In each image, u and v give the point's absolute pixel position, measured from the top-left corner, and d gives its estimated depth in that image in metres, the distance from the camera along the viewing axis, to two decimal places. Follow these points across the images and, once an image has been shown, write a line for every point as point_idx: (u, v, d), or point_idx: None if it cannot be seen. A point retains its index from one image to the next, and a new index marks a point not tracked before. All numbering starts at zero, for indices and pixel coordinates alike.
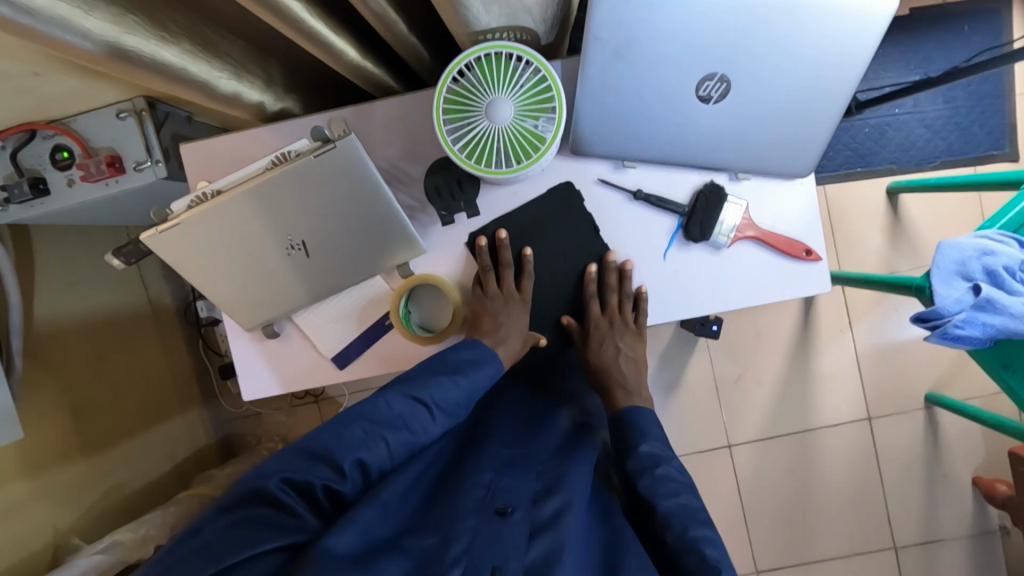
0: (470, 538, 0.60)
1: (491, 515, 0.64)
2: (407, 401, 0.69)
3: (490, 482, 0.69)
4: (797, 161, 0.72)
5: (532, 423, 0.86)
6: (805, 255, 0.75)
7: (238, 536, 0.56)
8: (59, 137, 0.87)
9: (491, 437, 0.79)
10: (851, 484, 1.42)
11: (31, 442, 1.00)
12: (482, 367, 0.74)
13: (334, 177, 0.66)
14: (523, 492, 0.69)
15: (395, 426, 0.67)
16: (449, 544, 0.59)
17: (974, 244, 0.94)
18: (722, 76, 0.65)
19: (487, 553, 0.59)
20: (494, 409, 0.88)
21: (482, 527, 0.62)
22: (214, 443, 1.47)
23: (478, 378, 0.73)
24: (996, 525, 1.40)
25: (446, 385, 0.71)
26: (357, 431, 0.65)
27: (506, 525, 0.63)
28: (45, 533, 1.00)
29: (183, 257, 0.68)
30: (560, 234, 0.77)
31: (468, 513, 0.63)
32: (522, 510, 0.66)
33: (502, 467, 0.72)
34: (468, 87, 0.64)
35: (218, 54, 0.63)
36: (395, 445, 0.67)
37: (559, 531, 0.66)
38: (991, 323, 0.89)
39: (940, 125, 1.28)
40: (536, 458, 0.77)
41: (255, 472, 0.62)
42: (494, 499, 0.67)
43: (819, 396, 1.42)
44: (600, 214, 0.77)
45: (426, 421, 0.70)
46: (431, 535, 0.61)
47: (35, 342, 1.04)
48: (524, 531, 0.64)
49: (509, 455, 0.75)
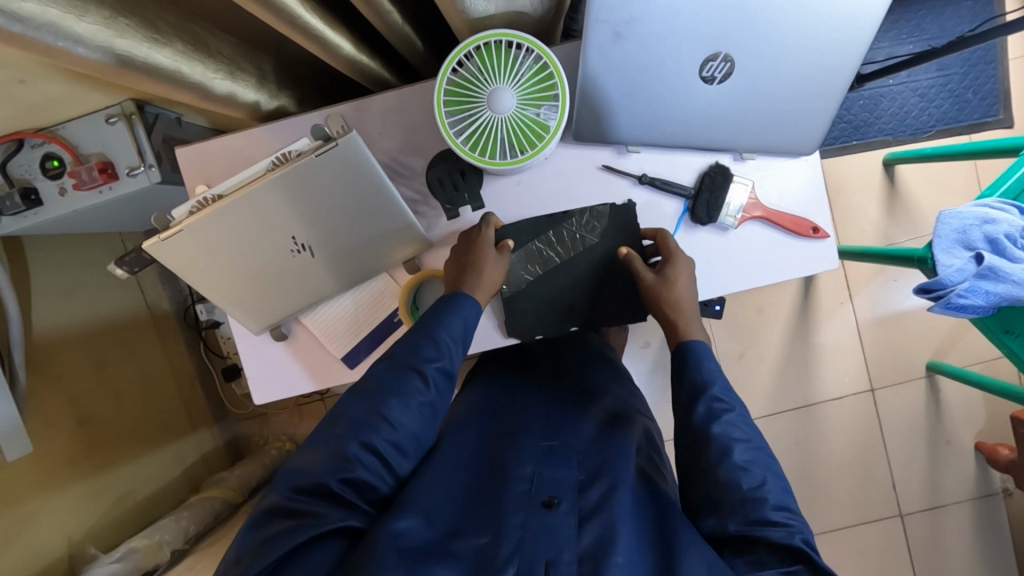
0: (519, 534, 0.60)
1: (538, 508, 0.63)
2: (394, 369, 0.67)
3: (533, 474, 0.68)
4: (800, 138, 0.72)
5: (561, 412, 0.83)
6: (812, 232, 0.75)
7: (276, 542, 0.56)
8: (48, 145, 0.85)
9: (528, 431, 0.78)
10: (855, 454, 1.44)
11: (40, 456, 1.00)
12: (455, 307, 0.70)
13: (338, 175, 0.66)
14: (566, 481, 0.67)
15: (387, 396, 0.65)
16: (498, 545, 0.60)
17: (975, 213, 0.94)
18: (726, 55, 0.64)
19: (538, 546, 0.59)
20: (523, 395, 0.88)
21: (530, 520, 0.61)
22: (222, 445, 1.47)
23: (456, 322, 0.70)
24: (998, 487, 1.43)
25: (428, 344, 0.68)
26: (351, 415, 0.64)
27: (554, 516, 0.62)
28: (59, 544, 1.00)
29: (185, 264, 0.67)
30: (604, 246, 0.75)
31: (514, 508, 0.63)
32: (568, 501, 0.64)
33: (542, 458, 0.70)
34: (469, 77, 0.63)
35: (211, 54, 0.62)
36: (398, 416, 0.65)
37: (609, 512, 0.63)
38: (993, 291, 0.90)
39: (934, 94, 1.28)
40: (578, 446, 0.74)
41: (271, 484, 0.62)
42: (539, 491, 0.65)
43: (821, 369, 1.43)
44: (608, 201, 0.76)
45: (419, 387, 0.67)
46: (481, 535, 0.62)
47: (34, 353, 1.03)
48: (573, 521, 0.62)
49: (548, 447, 0.73)
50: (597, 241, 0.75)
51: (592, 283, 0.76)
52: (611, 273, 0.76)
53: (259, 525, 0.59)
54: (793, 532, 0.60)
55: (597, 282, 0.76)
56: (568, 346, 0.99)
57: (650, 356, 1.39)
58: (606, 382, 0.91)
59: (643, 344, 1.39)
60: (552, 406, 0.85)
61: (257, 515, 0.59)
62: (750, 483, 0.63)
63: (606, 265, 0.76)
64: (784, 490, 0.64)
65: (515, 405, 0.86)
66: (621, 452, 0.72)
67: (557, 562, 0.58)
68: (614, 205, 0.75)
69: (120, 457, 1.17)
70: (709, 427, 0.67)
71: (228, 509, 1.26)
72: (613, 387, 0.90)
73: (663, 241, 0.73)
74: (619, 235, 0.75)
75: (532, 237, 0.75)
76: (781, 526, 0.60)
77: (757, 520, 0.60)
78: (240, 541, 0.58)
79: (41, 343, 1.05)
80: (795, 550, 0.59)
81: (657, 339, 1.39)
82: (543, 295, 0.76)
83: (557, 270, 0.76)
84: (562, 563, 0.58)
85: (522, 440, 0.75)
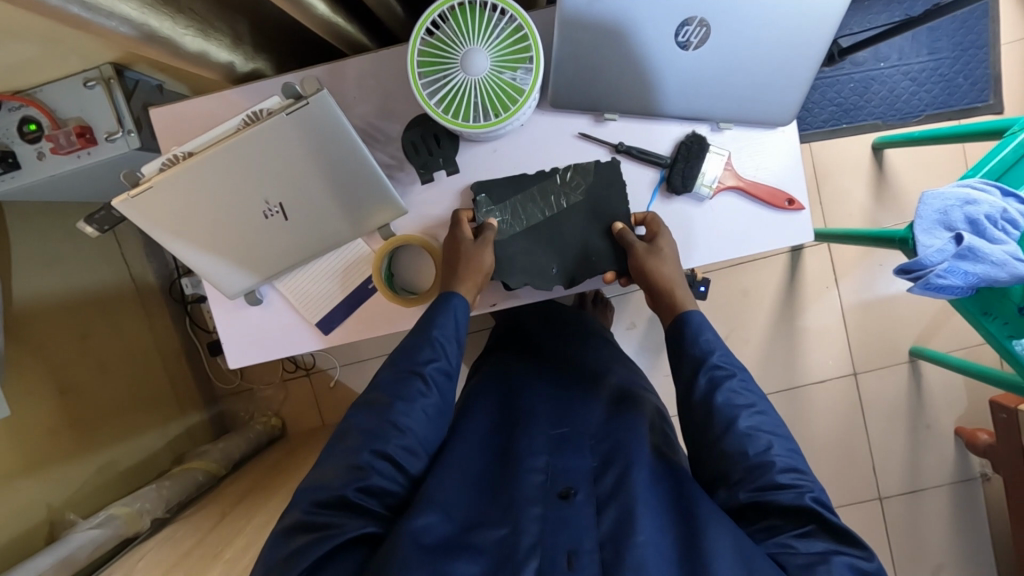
0: (539, 526, 0.60)
1: (554, 501, 0.63)
2: (398, 375, 0.67)
3: (547, 466, 0.67)
4: (776, 109, 0.72)
5: (567, 396, 0.81)
6: (787, 205, 0.75)
7: (301, 558, 0.56)
8: (26, 109, 0.83)
9: (537, 416, 0.76)
10: (839, 437, 1.45)
11: (18, 423, 0.99)
12: (448, 306, 0.70)
13: (310, 136, 0.65)
14: (582, 470, 0.67)
15: (393, 402, 0.65)
16: (519, 536, 0.59)
17: (957, 193, 0.93)
18: (701, 19, 0.64)
19: (560, 538, 0.59)
20: (527, 382, 0.85)
21: (549, 514, 0.61)
22: (207, 417, 1.48)
23: (447, 324, 0.70)
24: (977, 471, 1.44)
25: (424, 347, 0.69)
26: (360, 427, 0.64)
27: (571, 508, 0.62)
28: (40, 510, 1.00)
29: (156, 222, 0.67)
30: (586, 205, 0.75)
31: (531, 502, 0.62)
32: (584, 489, 0.64)
33: (555, 448, 0.70)
34: (444, 39, 0.62)
35: (181, 10, 0.62)
36: (407, 421, 0.65)
37: (626, 497, 0.61)
38: (972, 272, 0.90)
39: (925, 78, 1.26)
40: (588, 431, 0.73)
41: (290, 502, 0.61)
42: (556, 483, 0.65)
43: (806, 352, 1.44)
44: (594, 158, 0.76)
45: (422, 391, 0.67)
46: (501, 527, 0.61)
47: (17, 319, 1.02)
48: (591, 509, 0.62)
49: (559, 434, 0.73)
50: (582, 200, 0.75)
51: (575, 243, 0.75)
52: (594, 230, 0.75)
53: (281, 542, 0.58)
54: (803, 492, 0.60)
55: (580, 241, 0.75)
56: (567, 327, 0.99)
57: (637, 337, 1.38)
58: (606, 360, 0.91)
59: (629, 325, 1.38)
60: (558, 391, 0.83)
61: (278, 533, 0.59)
62: (756, 449, 0.62)
63: (588, 223, 0.75)
64: (792, 451, 0.64)
65: (518, 391, 0.83)
66: (634, 430, 0.71)
67: (579, 553, 0.58)
68: (599, 162, 0.75)
69: (102, 427, 1.17)
70: (712, 398, 0.66)
71: (211, 481, 1.26)
72: (613, 364, 0.89)
73: (653, 222, 0.74)
74: (611, 193, 0.75)
75: (513, 193, 0.75)
76: (790, 487, 0.60)
77: (766, 485, 0.60)
78: (265, 559, 0.58)
79: (22, 310, 1.04)
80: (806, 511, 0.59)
81: (641, 319, 1.37)
82: (524, 250, 0.75)
83: (541, 226, 0.74)
84: (583, 553, 0.58)
85: (531, 425, 0.74)
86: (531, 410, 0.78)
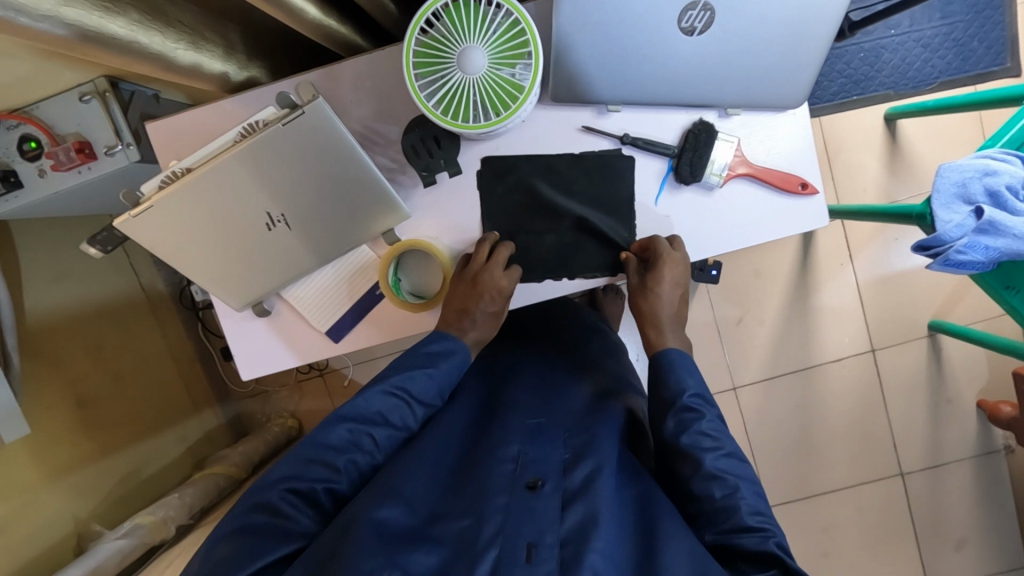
0: (502, 516, 0.58)
1: (520, 490, 0.61)
2: (385, 396, 0.68)
3: (518, 455, 0.66)
4: (787, 92, 0.70)
5: (552, 389, 0.80)
6: (800, 189, 0.73)
7: (249, 544, 0.58)
8: (24, 127, 0.81)
9: (515, 405, 0.75)
10: (856, 415, 1.43)
11: (41, 440, 1.01)
12: (455, 356, 0.73)
13: (309, 145, 0.64)
14: (552, 462, 0.65)
15: (376, 423, 0.67)
16: (482, 526, 0.58)
17: (976, 164, 0.90)
18: (706, 3, 0.62)
19: (520, 529, 0.57)
20: (514, 374, 0.84)
21: (514, 504, 0.60)
22: (225, 422, 1.49)
23: (449, 368, 0.73)
24: (1000, 444, 1.42)
25: (420, 374, 0.70)
26: (339, 434, 0.65)
27: (537, 499, 0.60)
28: (66, 523, 1.02)
29: (158, 238, 0.66)
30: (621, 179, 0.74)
31: (498, 491, 0.61)
32: (552, 482, 0.62)
33: (529, 436, 0.69)
34: (439, 37, 0.61)
35: (170, 23, 0.61)
36: (384, 440, 0.67)
37: (593, 497, 0.61)
38: (993, 246, 0.86)
39: (937, 43, 1.19)
40: (564, 423, 0.72)
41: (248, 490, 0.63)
42: (524, 472, 0.64)
43: (821, 330, 1.42)
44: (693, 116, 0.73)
45: (406, 413, 0.69)
46: (464, 518, 0.60)
47: (29, 337, 1.03)
48: (557, 504, 0.60)
49: (535, 425, 0.71)
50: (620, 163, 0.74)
51: (552, 239, 0.75)
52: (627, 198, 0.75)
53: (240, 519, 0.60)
54: (766, 536, 0.59)
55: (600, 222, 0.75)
56: (547, 317, 0.99)
57: None
58: (601, 354, 0.89)
59: None
60: (542, 379, 0.82)
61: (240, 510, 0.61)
62: (722, 492, 0.62)
63: (614, 189, 0.75)
64: (759, 494, 0.64)
65: (505, 383, 0.82)
66: (606, 429, 0.70)
67: (538, 546, 0.56)
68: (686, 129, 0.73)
69: (123, 438, 1.19)
70: (678, 439, 0.66)
71: (233, 485, 1.27)
72: (607, 359, 0.88)
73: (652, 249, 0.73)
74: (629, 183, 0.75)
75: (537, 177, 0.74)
76: (755, 531, 0.59)
77: (730, 528, 0.61)
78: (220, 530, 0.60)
79: (33, 328, 1.04)
80: (767, 556, 0.58)
81: None
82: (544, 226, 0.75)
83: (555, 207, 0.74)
84: (543, 547, 0.56)
85: (510, 416, 0.73)
86: (510, 402, 0.76)
